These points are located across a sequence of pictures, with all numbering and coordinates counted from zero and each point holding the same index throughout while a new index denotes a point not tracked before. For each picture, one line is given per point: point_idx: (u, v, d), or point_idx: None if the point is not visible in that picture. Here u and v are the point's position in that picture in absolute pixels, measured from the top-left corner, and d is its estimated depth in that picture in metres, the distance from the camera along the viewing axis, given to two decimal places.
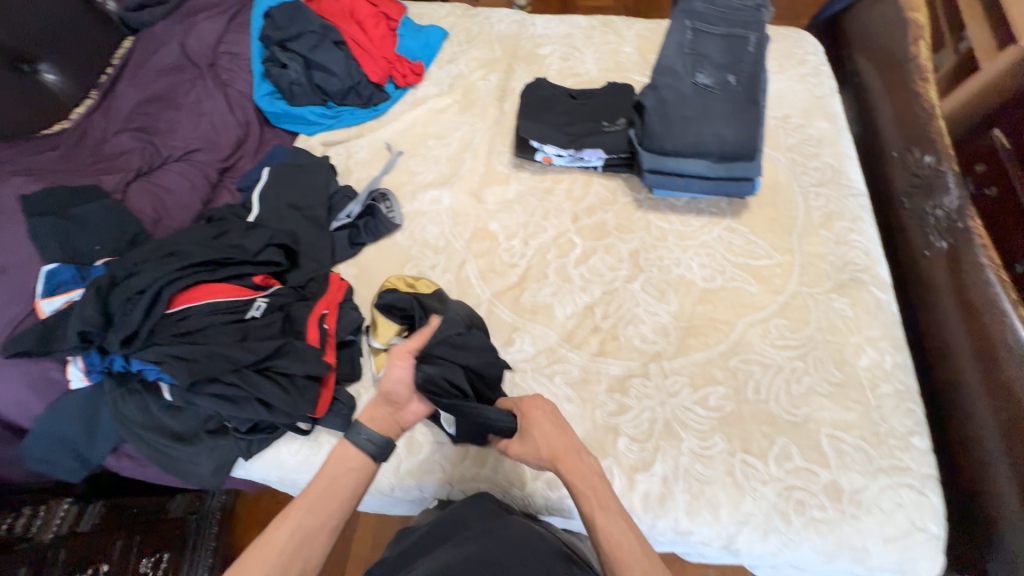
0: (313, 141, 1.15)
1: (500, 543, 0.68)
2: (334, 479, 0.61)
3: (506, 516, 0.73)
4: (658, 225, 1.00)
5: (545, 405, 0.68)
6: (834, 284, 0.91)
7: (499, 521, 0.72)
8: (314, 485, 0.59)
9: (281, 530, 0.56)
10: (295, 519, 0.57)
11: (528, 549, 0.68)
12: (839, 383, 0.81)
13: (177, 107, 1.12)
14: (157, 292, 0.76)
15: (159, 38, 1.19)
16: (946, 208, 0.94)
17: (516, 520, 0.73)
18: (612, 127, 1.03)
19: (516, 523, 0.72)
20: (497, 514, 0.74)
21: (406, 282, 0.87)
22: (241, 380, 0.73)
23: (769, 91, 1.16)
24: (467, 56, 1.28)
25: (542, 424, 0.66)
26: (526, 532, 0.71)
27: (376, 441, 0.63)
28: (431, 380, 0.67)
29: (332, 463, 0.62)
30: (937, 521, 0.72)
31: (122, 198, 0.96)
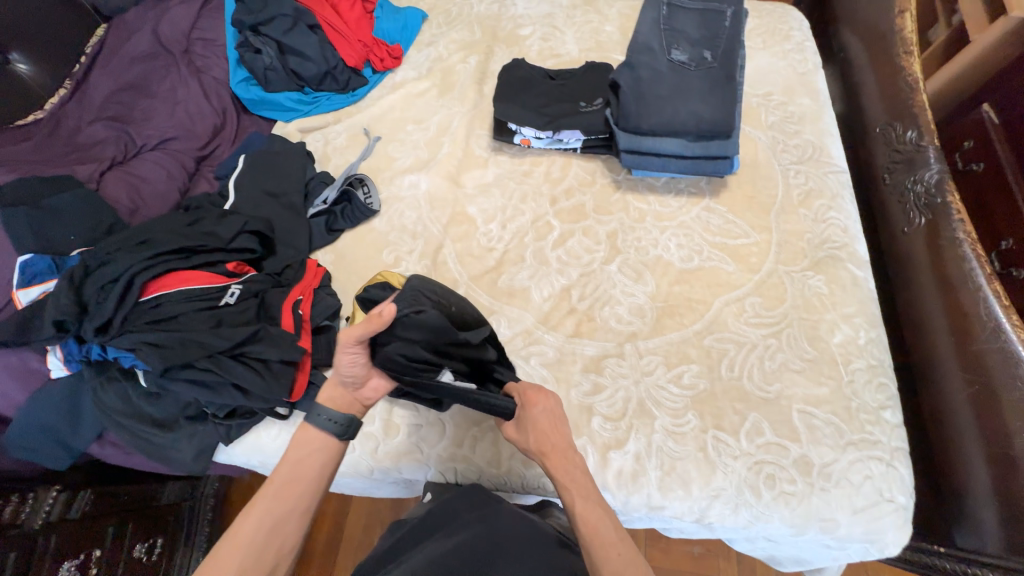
0: (289, 128, 1.14)
1: (493, 531, 0.71)
2: (300, 464, 0.61)
3: (498, 504, 0.76)
4: (636, 206, 0.99)
5: (545, 401, 0.68)
6: (810, 262, 0.90)
7: (491, 508, 0.75)
8: (279, 474, 0.60)
9: (248, 520, 0.56)
10: (264, 508, 0.57)
11: (520, 535, 0.71)
12: (812, 360, 0.82)
13: (151, 96, 1.11)
14: (130, 281, 0.77)
15: (132, 25, 1.17)
16: (925, 184, 0.93)
17: (508, 508, 0.76)
18: (589, 108, 1.02)
19: (507, 511, 0.75)
20: (489, 501, 0.76)
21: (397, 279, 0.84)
22: (215, 365, 0.75)
23: (752, 67, 1.14)
24: (446, 38, 1.25)
25: (538, 421, 0.66)
26: (517, 518, 0.74)
27: (339, 421, 0.63)
28: (388, 360, 0.64)
29: (294, 450, 0.62)
30: (905, 492, 0.74)
31: (97, 188, 0.96)
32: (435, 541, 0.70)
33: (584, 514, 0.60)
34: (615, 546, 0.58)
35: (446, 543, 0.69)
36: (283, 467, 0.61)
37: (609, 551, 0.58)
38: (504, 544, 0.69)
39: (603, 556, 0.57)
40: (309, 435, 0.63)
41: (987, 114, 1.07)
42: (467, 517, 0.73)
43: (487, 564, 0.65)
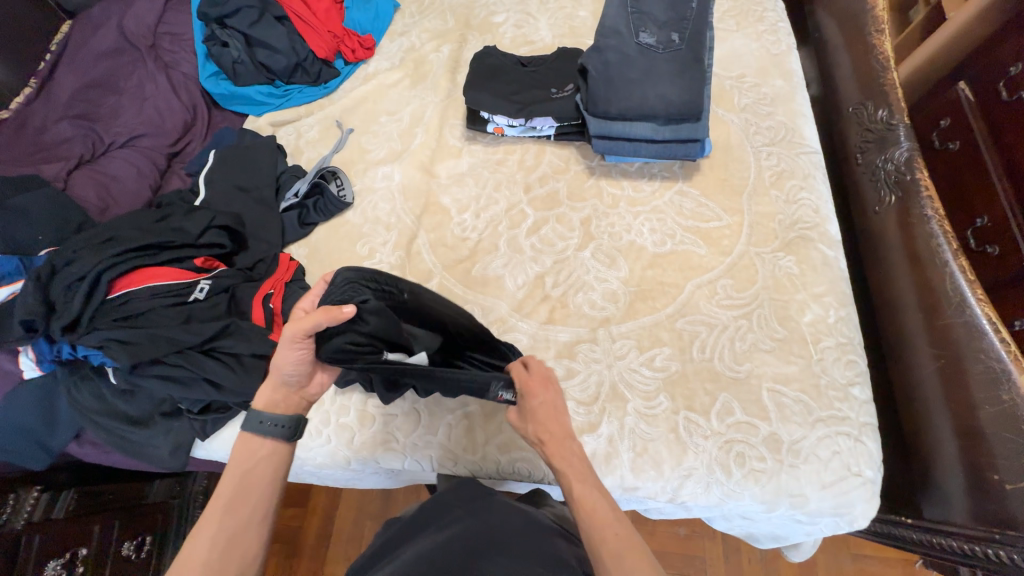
0: (261, 122, 1.13)
1: (483, 522, 0.68)
2: (253, 474, 0.61)
3: (490, 497, 0.75)
4: (609, 192, 0.99)
5: (544, 389, 0.64)
6: (781, 243, 0.91)
7: (482, 503, 0.73)
8: (227, 488, 0.59)
9: (204, 538, 0.56)
10: (216, 523, 0.57)
11: (513, 526, 0.68)
12: (782, 339, 0.83)
13: (118, 93, 1.10)
14: (96, 278, 0.77)
15: (97, 21, 1.16)
16: (896, 162, 0.93)
17: (500, 501, 0.74)
18: (560, 94, 1.01)
19: (500, 504, 0.73)
20: (482, 494, 0.76)
21: None
22: (186, 360, 0.75)
23: (725, 50, 1.13)
24: (418, 27, 1.23)
25: (538, 411, 0.63)
26: (510, 510, 0.72)
27: (283, 424, 0.63)
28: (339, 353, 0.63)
29: (240, 465, 0.61)
30: (872, 466, 0.75)
31: (64, 187, 0.95)
32: (425, 537, 0.67)
33: (581, 498, 0.59)
34: (614, 527, 0.56)
35: (436, 536, 0.66)
36: (229, 479, 0.60)
37: (607, 531, 0.56)
38: (497, 533, 0.67)
39: (603, 538, 0.56)
40: (255, 447, 0.62)
41: (962, 91, 1.07)
42: (457, 512, 0.71)
43: (483, 551, 0.63)
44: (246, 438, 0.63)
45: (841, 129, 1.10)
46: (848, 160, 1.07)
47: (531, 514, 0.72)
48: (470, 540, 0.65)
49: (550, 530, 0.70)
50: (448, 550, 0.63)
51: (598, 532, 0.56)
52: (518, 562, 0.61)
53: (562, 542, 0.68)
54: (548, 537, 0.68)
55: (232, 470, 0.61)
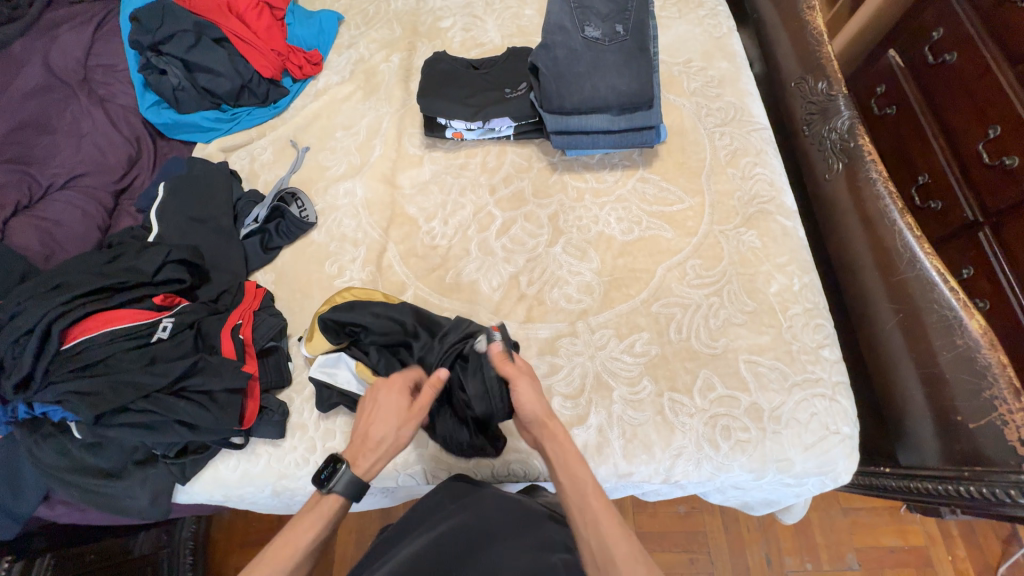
0: (210, 148, 1.09)
1: (477, 517, 0.67)
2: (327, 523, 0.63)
3: (481, 488, 0.72)
4: (574, 185, 1.00)
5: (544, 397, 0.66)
6: (742, 219, 0.94)
7: (472, 496, 0.71)
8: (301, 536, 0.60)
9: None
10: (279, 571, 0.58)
11: (507, 517, 0.69)
12: (752, 311, 0.85)
13: (52, 131, 1.04)
14: (47, 330, 0.73)
15: (20, 59, 1.11)
16: (839, 131, 0.98)
17: (492, 492, 0.72)
18: (514, 94, 1.02)
19: (492, 495, 0.71)
20: (470, 488, 0.73)
21: (360, 296, 0.84)
22: (154, 404, 0.72)
23: (669, 37, 1.16)
24: (365, 39, 1.21)
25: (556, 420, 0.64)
26: (502, 500, 0.71)
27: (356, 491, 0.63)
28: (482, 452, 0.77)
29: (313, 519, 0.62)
30: (849, 422, 0.78)
31: (3, 238, 0.89)
32: (418, 537, 0.66)
33: (595, 492, 0.59)
34: (625, 531, 0.57)
35: (426, 536, 0.65)
36: (306, 530, 0.61)
37: (618, 536, 0.56)
38: (487, 529, 0.66)
39: (615, 538, 0.56)
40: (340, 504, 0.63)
41: (893, 59, 1.12)
42: (449, 508, 0.70)
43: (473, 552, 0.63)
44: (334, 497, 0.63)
45: (787, 104, 1.14)
46: (796, 133, 1.11)
47: (523, 503, 0.72)
48: (468, 537, 0.65)
49: (541, 513, 0.71)
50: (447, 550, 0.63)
51: (612, 533, 0.56)
52: (520, 550, 0.65)
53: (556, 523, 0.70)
54: (542, 520, 0.70)
55: (305, 516, 0.62)
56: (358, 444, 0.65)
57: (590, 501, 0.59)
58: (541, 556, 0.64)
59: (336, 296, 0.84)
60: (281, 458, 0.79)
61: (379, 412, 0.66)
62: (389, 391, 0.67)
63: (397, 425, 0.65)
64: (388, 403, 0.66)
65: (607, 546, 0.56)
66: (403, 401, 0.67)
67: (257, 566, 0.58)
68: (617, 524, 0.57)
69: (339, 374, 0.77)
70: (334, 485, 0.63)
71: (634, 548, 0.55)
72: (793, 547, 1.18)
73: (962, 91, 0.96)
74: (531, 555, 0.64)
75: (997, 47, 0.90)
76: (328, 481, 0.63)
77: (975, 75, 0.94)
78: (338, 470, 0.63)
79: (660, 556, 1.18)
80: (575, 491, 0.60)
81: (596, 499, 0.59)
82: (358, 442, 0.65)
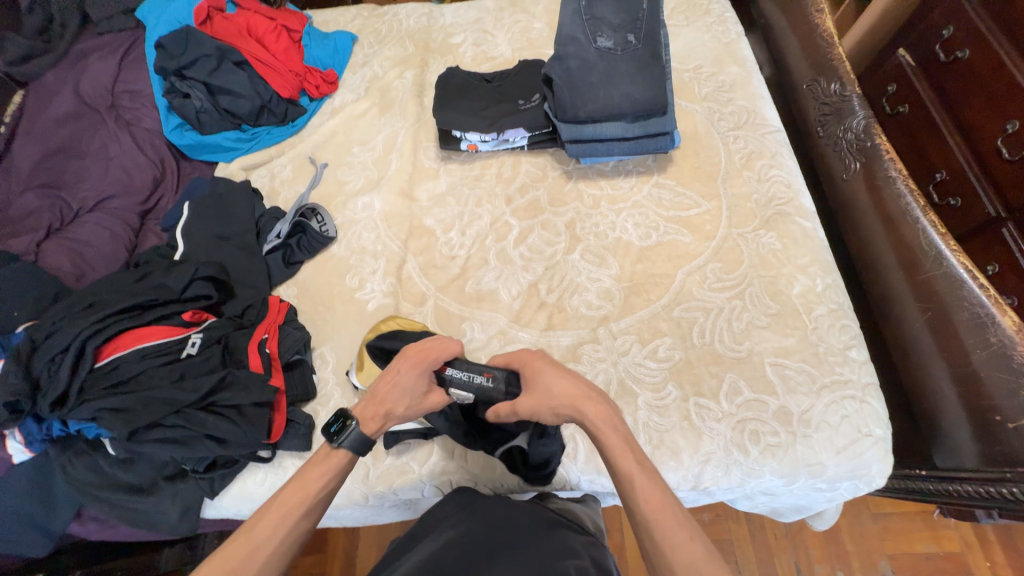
0: (232, 167, 1.12)
1: (485, 523, 0.67)
2: (336, 478, 0.63)
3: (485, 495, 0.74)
4: (589, 193, 1.01)
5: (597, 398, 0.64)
6: (761, 221, 0.94)
7: (478, 503, 0.72)
8: (313, 485, 0.60)
9: (279, 544, 0.56)
10: (288, 525, 0.57)
11: (512, 519, 0.68)
12: (775, 313, 0.85)
13: (82, 156, 1.08)
14: (81, 348, 0.74)
15: (51, 88, 1.15)
16: (855, 131, 0.98)
17: (499, 500, 0.73)
18: (528, 105, 1.04)
19: (495, 502, 0.72)
20: (475, 498, 0.74)
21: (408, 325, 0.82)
22: (185, 419, 0.73)
23: (678, 44, 1.17)
24: (379, 57, 1.24)
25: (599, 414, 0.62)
26: (508, 506, 0.71)
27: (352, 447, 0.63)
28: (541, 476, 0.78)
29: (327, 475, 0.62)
30: (881, 425, 0.76)
31: (36, 260, 0.92)
32: (428, 543, 0.66)
33: (652, 494, 0.56)
34: (687, 534, 0.53)
35: (438, 540, 0.65)
36: (316, 480, 0.61)
37: (677, 538, 0.53)
38: (499, 533, 0.65)
39: (676, 545, 0.52)
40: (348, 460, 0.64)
41: (903, 58, 1.13)
42: (456, 516, 0.70)
43: (489, 552, 0.62)
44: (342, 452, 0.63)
45: (798, 106, 1.14)
46: (809, 134, 1.11)
47: (529, 508, 0.71)
48: (476, 542, 0.64)
49: (552, 521, 0.69)
50: (457, 555, 0.62)
51: (671, 537, 0.53)
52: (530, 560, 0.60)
53: (568, 532, 0.67)
54: (554, 528, 0.67)
55: (314, 470, 0.62)
56: (368, 406, 0.66)
57: (642, 505, 0.55)
58: (553, 563, 0.59)
59: (384, 323, 0.83)
60: None
61: (395, 382, 0.67)
62: (413, 366, 0.67)
63: (409, 405, 0.67)
64: (407, 382, 0.66)
65: (664, 552, 0.53)
66: (417, 384, 0.67)
67: (265, 511, 0.58)
68: (677, 528, 0.53)
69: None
70: (342, 441, 0.63)
71: (699, 554, 0.51)
72: (823, 555, 1.15)
73: (976, 87, 0.96)
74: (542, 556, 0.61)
75: (1010, 42, 0.90)
76: (338, 436, 0.63)
77: (988, 70, 0.93)
78: (349, 426, 0.64)
79: None
80: (626, 492, 0.57)
81: (651, 503, 0.55)
82: (370, 405, 0.66)
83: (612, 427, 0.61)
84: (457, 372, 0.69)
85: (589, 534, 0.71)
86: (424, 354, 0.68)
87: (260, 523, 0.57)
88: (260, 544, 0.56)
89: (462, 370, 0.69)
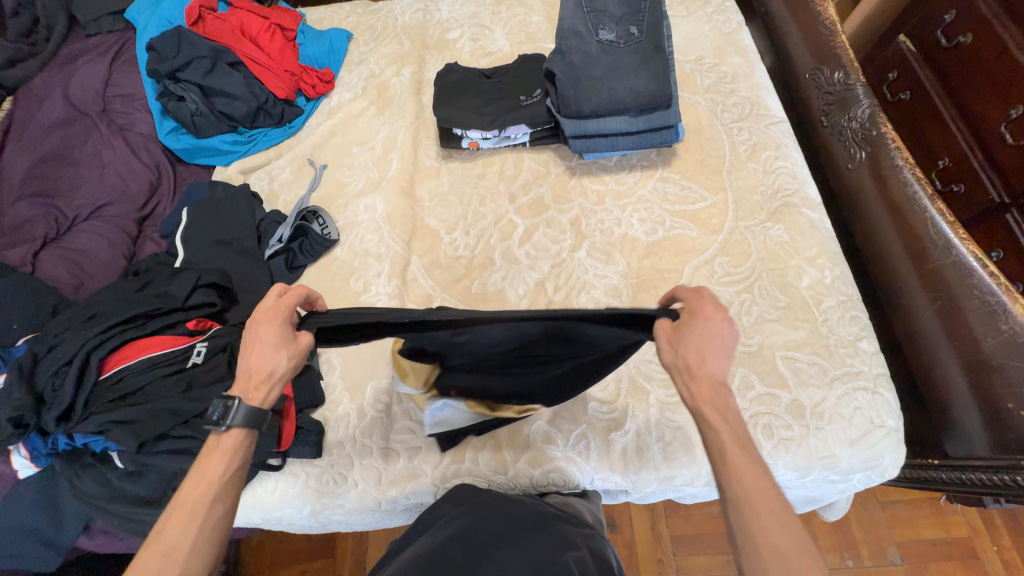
0: (230, 171, 1.10)
1: (485, 518, 0.67)
2: (241, 461, 0.58)
3: (489, 491, 0.74)
4: (594, 189, 1.00)
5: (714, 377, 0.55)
6: (767, 213, 0.93)
7: (480, 499, 0.72)
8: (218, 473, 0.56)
9: (208, 541, 0.53)
10: (199, 517, 0.53)
11: (512, 518, 0.68)
12: (785, 306, 0.84)
13: (75, 162, 1.06)
14: (85, 361, 0.73)
15: (40, 93, 1.13)
16: (859, 120, 0.98)
17: (496, 496, 0.73)
18: (530, 100, 1.02)
19: (494, 498, 0.73)
20: (473, 494, 0.74)
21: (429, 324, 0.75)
22: (193, 429, 0.72)
23: (679, 35, 1.16)
24: (375, 54, 1.22)
25: (709, 394, 0.55)
26: (507, 502, 0.71)
27: (240, 419, 0.57)
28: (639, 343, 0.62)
29: (229, 455, 0.57)
30: (893, 415, 0.76)
31: (33, 271, 0.91)
32: (428, 538, 0.66)
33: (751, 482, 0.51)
34: (777, 522, 0.49)
35: (440, 534, 0.65)
36: (218, 464, 0.57)
37: (769, 521, 0.49)
38: (500, 529, 0.65)
39: (763, 527, 0.48)
40: (246, 438, 0.59)
41: (904, 44, 1.11)
42: (455, 513, 0.70)
43: (488, 547, 0.62)
44: (236, 431, 0.58)
45: (801, 95, 1.13)
46: (812, 124, 1.10)
47: (530, 505, 0.72)
48: (477, 536, 0.64)
49: (552, 514, 0.70)
50: (456, 549, 0.61)
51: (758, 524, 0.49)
52: (527, 550, 0.61)
53: (566, 525, 0.68)
54: (551, 522, 0.68)
55: (219, 455, 0.57)
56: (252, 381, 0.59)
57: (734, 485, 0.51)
58: (552, 554, 0.60)
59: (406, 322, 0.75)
60: (318, 478, 0.80)
61: (260, 349, 0.59)
62: (268, 322, 0.59)
63: (287, 356, 0.59)
64: (271, 337, 0.58)
65: (751, 533, 0.49)
66: (280, 335, 0.59)
67: (173, 511, 0.53)
68: (766, 515, 0.49)
69: (452, 416, 0.73)
70: (231, 421, 0.57)
71: (791, 545, 0.47)
72: (832, 544, 1.15)
73: (980, 74, 0.95)
74: (542, 548, 0.62)
75: (1013, 28, 0.89)
76: (223, 419, 0.57)
77: (991, 57, 0.92)
78: (232, 407, 0.57)
79: (693, 558, 1.16)
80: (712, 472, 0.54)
81: (745, 484, 0.51)
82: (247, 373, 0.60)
83: (721, 407, 0.55)
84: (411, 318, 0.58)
85: (591, 528, 0.71)
86: (273, 307, 0.60)
87: (171, 523, 0.53)
88: (176, 545, 0.51)
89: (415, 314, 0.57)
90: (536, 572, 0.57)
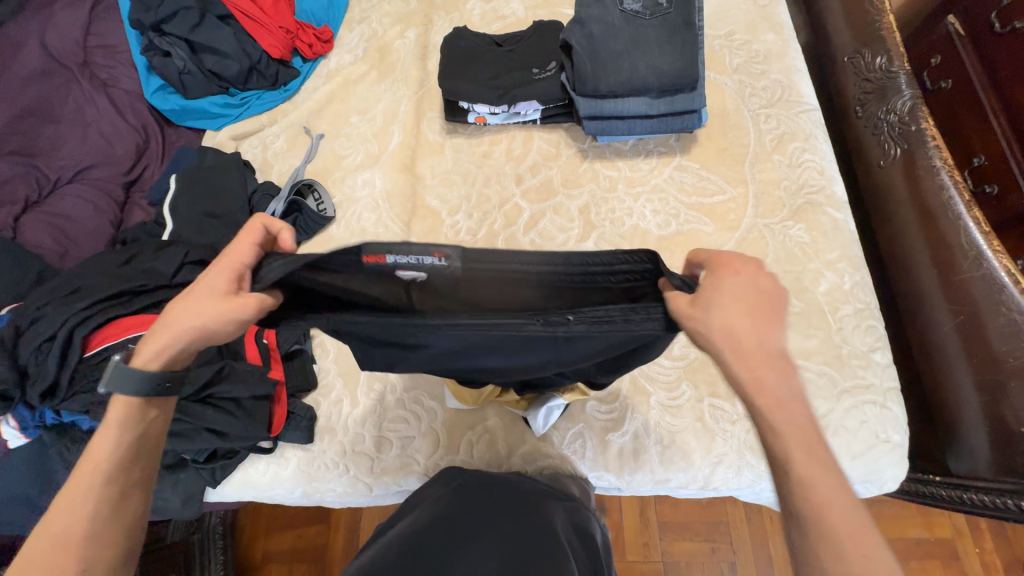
0: (220, 137, 1.04)
1: (469, 498, 0.65)
2: (141, 433, 0.52)
3: (475, 472, 0.72)
4: (606, 174, 0.94)
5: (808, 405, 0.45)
6: (789, 211, 0.87)
7: (465, 480, 0.70)
8: (103, 455, 0.49)
9: (113, 534, 0.48)
10: (91, 500, 0.48)
11: (495, 497, 0.66)
12: (799, 312, 0.80)
13: (56, 120, 1.00)
14: (68, 337, 0.71)
15: (15, 40, 1.05)
16: (899, 112, 0.90)
17: (480, 476, 0.72)
18: (543, 74, 0.94)
19: (476, 477, 0.71)
20: (460, 474, 0.72)
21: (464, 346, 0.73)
22: (182, 413, 0.70)
23: (710, 6, 1.06)
24: (378, 12, 1.12)
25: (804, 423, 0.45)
26: (491, 481, 0.70)
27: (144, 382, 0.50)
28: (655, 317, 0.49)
29: (117, 429, 0.50)
30: (899, 430, 0.74)
31: (15, 236, 0.86)
32: (408, 520, 0.64)
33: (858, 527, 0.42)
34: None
35: (420, 515, 0.63)
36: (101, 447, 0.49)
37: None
38: (481, 507, 0.64)
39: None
40: (137, 410, 0.51)
41: (951, 26, 0.98)
42: (438, 493, 0.68)
43: (467, 529, 0.60)
44: (123, 399, 0.51)
45: (837, 81, 1.04)
46: (846, 114, 1.02)
47: (516, 484, 0.70)
48: (457, 516, 0.62)
49: (539, 493, 0.68)
50: (437, 532, 0.59)
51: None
52: (507, 531, 0.60)
53: (551, 500, 0.67)
54: (539, 498, 0.67)
55: (109, 431, 0.50)
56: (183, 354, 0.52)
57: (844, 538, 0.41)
58: (534, 531, 0.59)
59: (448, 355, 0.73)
60: (310, 461, 0.79)
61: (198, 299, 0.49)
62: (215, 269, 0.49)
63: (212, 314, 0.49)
64: (209, 285, 0.49)
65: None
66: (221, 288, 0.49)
67: (61, 496, 0.48)
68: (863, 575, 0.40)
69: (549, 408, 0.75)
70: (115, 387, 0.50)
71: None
72: None
73: None
74: (520, 525, 0.61)
75: None
76: (108, 381, 0.49)
77: None
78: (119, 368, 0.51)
79: (679, 544, 1.18)
80: (814, 498, 0.43)
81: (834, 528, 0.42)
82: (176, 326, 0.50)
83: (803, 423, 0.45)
84: (399, 258, 0.47)
85: (575, 500, 0.70)
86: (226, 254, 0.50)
87: (57, 510, 0.48)
88: (67, 532, 0.47)
89: (403, 254, 0.47)
90: (514, 554, 0.56)
